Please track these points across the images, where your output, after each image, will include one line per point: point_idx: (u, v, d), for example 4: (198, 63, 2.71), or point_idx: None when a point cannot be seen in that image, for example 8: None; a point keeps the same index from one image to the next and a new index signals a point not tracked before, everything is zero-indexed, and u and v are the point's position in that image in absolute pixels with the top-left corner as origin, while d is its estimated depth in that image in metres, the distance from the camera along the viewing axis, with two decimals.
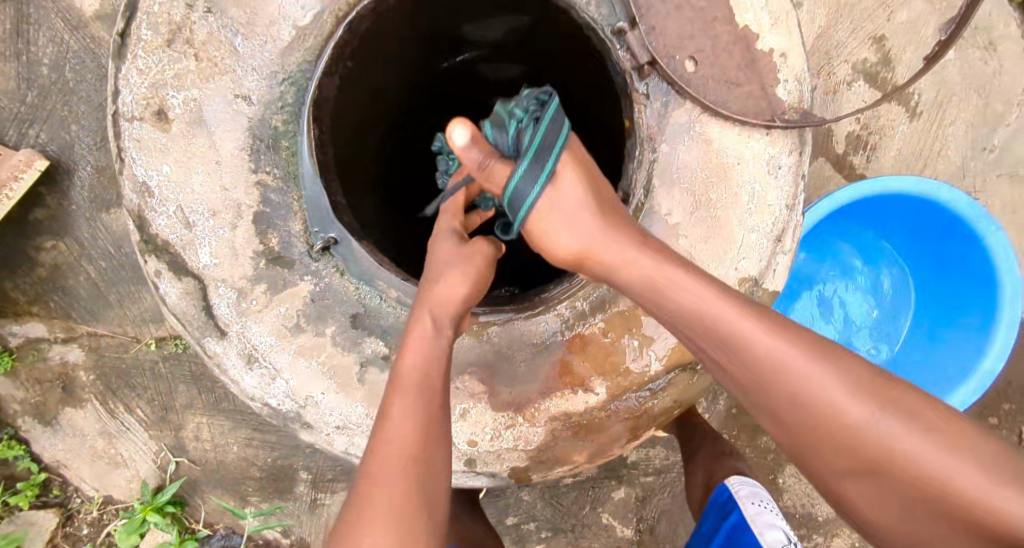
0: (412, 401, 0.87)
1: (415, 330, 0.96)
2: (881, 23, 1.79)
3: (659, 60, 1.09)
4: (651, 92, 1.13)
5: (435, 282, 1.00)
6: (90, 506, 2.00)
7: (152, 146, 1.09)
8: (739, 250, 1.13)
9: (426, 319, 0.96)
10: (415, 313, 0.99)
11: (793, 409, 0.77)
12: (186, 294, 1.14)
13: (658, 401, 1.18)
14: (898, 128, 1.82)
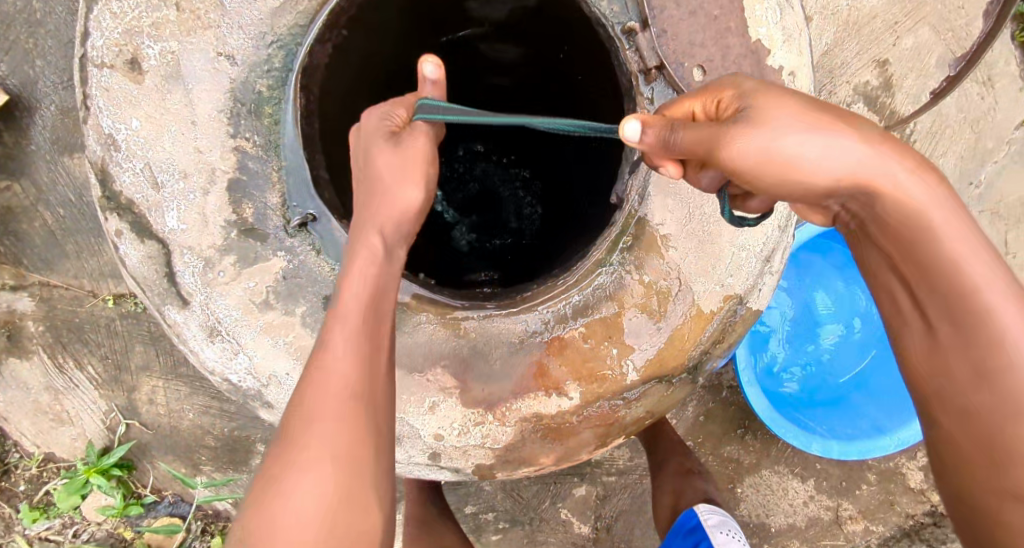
0: (353, 332, 0.80)
1: (360, 257, 0.87)
2: (886, 47, 1.79)
3: (667, 66, 1.05)
4: (655, 97, 1.08)
5: (383, 191, 0.92)
6: (30, 462, 1.89)
7: (121, 97, 1.01)
8: (727, 268, 1.12)
9: (374, 241, 0.89)
10: (363, 230, 0.90)
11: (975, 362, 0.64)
12: (148, 259, 1.07)
13: (632, 411, 1.17)
14: None
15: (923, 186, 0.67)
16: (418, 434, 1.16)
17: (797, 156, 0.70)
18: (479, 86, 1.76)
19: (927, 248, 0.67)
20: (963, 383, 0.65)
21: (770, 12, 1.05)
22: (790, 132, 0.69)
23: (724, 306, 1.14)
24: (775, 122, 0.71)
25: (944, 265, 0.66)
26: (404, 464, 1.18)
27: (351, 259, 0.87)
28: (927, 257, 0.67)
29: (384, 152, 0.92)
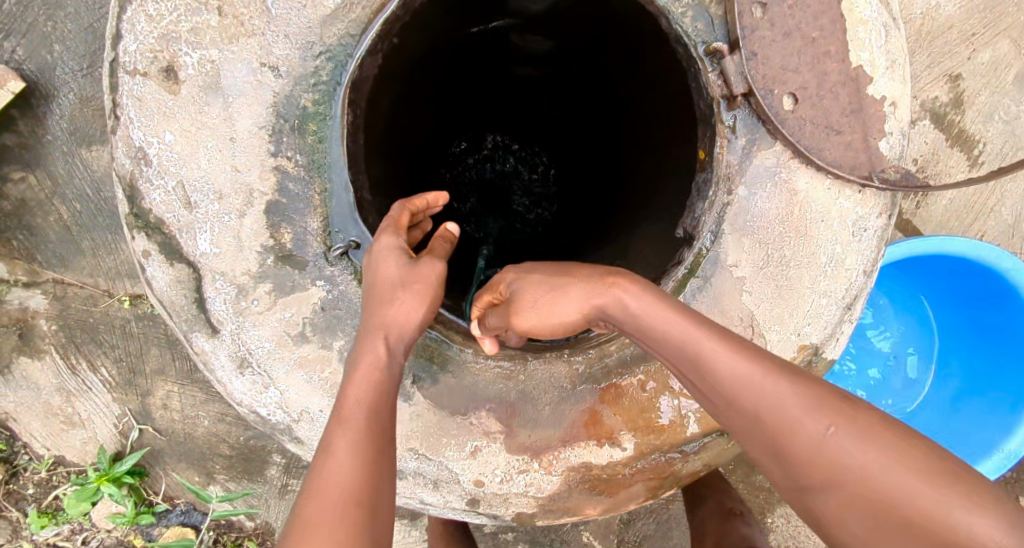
0: (357, 433, 0.69)
1: (363, 355, 0.82)
2: (960, 61, 1.67)
3: (756, 92, 0.93)
4: (737, 126, 0.98)
5: (386, 301, 0.88)
6: (39, 466, 1.82)
7: (154, 108, 0.93)
8: (805, 315, 1.01)
9: (379, 345, 0.83)
10: (364, 338, 0.85)
11: (739, 405, 0.68)
12: (177, 283, 0.99)
13: (688, 464, 1.08)
14: (955, 176, 1.72)
15: (626, 279, 0.81)
16: (456, 479, 1.07)
17: (552, 313, 0.86)
18: (506, 75, 1.63)
19: (652, 322, 0.76)
20: (750, 432, 0.68)
21: (874, 35, 0.94)
22: (548, 291, 0.86)
23: (800, 357, 1.02)
24: (533, 294, 0.87)
25: (663, 335, 0.75)
26: (439, 508, 1.08)
27: (354, 361, 0.82)
28: (657, 331, 0.76)
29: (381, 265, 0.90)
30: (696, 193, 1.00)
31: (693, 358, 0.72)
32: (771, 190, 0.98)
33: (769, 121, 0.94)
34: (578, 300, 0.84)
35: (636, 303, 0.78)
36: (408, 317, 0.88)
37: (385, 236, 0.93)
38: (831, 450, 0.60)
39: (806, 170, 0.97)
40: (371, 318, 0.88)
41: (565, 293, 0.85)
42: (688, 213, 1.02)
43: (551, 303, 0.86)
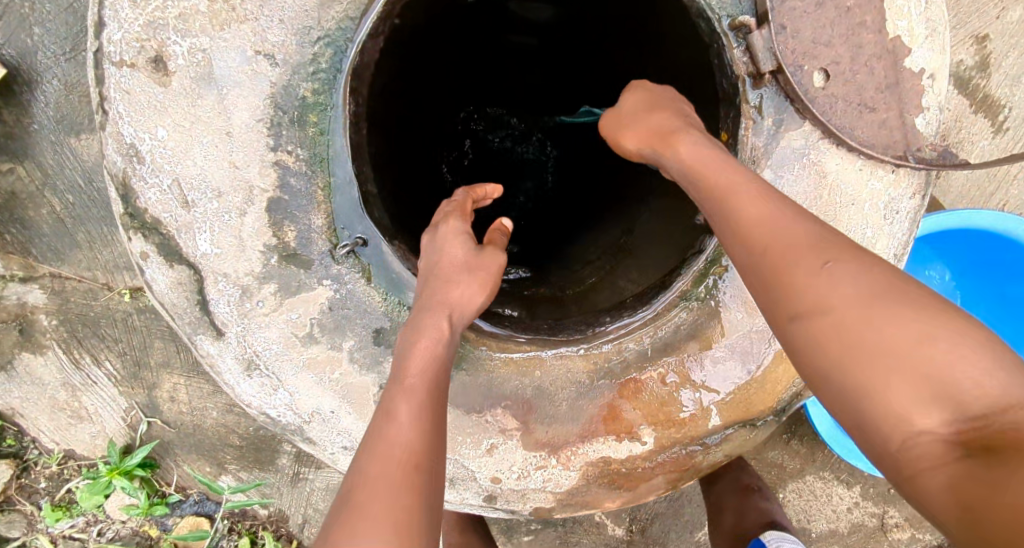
0: (424, 403, 0.70)
1: (426, 328, 0.81)
2: (988, 21, 1.59)
3: (785, 69, 0.86)
4: (764, 105, 0.92)
5: (451, 280, 0.88)
6: (49, 460, 1.81)
7: (144, 103, 0.87)
8: None
9: (444, 321, 0.82)
10: (426, 310, 0.84)
11: (744, 235, 0.66)
12: (178, 285, 0.96)
13: (710, 456, 1.05)
14: (978, 144, 1.66)
15: (681, 132, 0.84)
16: (473, 476, 1.05)
17: (620, 132, 0.99)
18: (497, 46, 1.54)
19: (688, 156, 0.79)
20: (749, 263, 0.66)
21: (913, 1, 0.88)
22: (632, 117, 0.97)
23: None
24: (626, 111, 0.99)
25: (695, 169, 0.77)
26: (455, 504, 1.07)
27: (416, 329, 0.82)
28: (691, 165, 0.78)
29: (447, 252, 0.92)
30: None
31: (717, 190, 0.72)
32: (799, 171, 0.92)
33: (797, 99, 0.88)
34: (638, 139, 0.93)
35: (683, 147, 0.80)
36: (467, 297, 0.88)
37: (451, 224, 0.97)
38: (826, 280, 0.56)
39: (837, 150, 0.91)
40: (430, 289, 0.87)
41: (637, 123, 0.94)
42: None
43: (624, 125, 0.98)
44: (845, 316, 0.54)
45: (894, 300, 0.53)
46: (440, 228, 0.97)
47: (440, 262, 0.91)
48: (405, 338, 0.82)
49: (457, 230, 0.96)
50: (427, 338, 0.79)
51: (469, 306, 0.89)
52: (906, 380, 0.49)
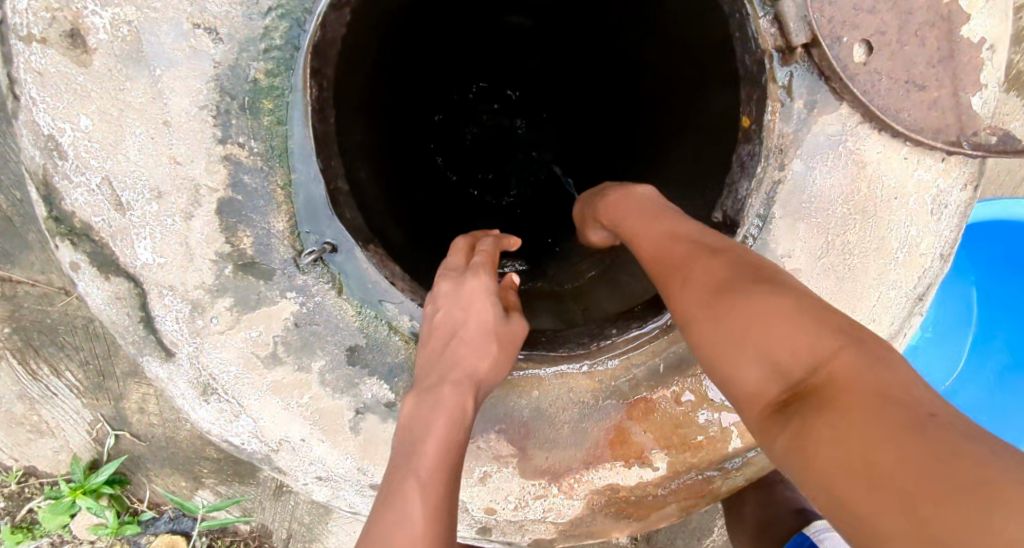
0: (438, 492, 0.57)
1: (445, 398, 0.70)
2: None
3: (821, 40, 0.74)
4: (795, 85, 0.78)
5: (472, 346, 0.77)
6: (8, 478, 1.68)
7: (62, 86, 0.73)
8: (871, 310, 0.84)
9: (465, 394, 0.72)
10: (444, 378, 0.73)
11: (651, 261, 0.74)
12: (116, 300, 0.82)
13: (729, 480, 0.94)
14: (1010, 125, 1.54)
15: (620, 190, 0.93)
16: (464, 507, 0.94)
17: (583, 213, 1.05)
18: (487, 23, 1.43)
19: (623, 209, 0.88)
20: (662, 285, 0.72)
21: None
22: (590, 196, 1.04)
23: None
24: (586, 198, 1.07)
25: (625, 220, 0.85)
26: None
27: (432, 398, 0.70)
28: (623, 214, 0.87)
29: (473, 321, 0.79)
30: (740, 169, 0.82)
31: (636, 230, 0.81)
32: (834, 161, 0.80)
33: (834, 76, 0.76)
34: (593, 211, 1.00)
35: (619, 202, 0.90)
36: (493, 377, 0.79)
37: (479, 281, 0.82)
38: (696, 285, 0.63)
39: (878, 135, 0.79)
40: (453, 367, 0.75)
41: (592, 199, 1.02)
42: (729, 193, 0.84)
43: (586, 206, 1.05)
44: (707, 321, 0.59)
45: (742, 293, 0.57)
46: (464, 286, 0.81)
47: (466, 332, 0.78)
48: (417, 406, 0.70)
49: (483, 291, 0.82)
50: (438, 409, 0.68)
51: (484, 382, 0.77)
52: (761, 368, 0.53)
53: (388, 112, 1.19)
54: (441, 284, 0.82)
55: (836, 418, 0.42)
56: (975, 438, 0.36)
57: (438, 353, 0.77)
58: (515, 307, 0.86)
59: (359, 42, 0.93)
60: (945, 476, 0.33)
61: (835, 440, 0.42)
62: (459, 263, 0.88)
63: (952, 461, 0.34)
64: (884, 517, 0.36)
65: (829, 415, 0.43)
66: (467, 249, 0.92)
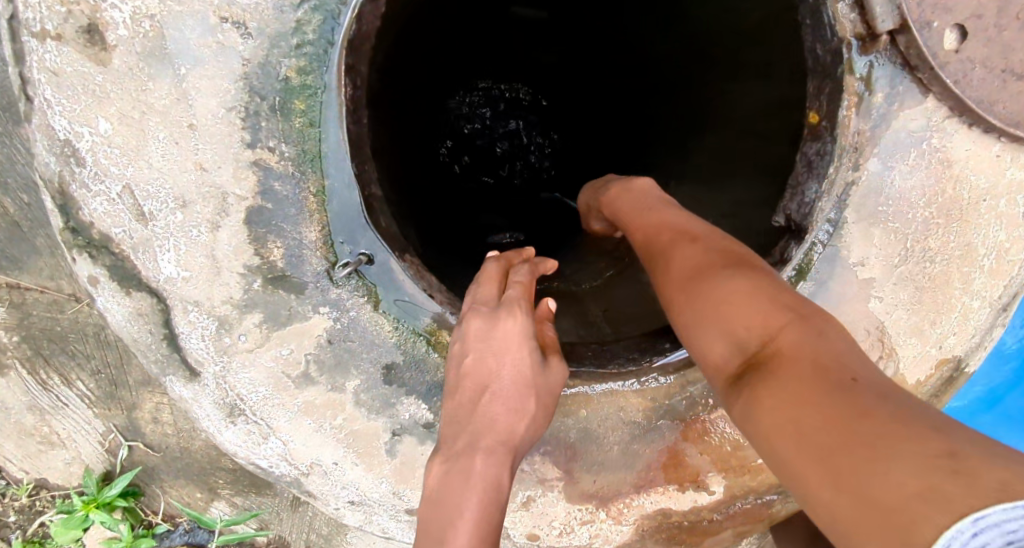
0: None
1: (474, 465, 0.62)
2: None
3: (912, 24, 0.68)
4: (875, 77, 0.72)
5: (507, 402, 0.68)
6: (19, 491, 1.63)
7: (79, 87, 0.67)
8: (952, 323, 0.79)
9: (497, 461, 0.63)
10: (474, 441, 0.65)
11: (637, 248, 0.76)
12: (138, 316, 0.76)
13: (789, 504, 0.89)
14: None
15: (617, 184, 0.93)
16: (507, 534, 0.88)
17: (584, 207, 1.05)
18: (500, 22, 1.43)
19: (616, 200, 0.88)
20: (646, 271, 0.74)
21: None
22: (590, 190, 1.04)
23: (935, 373, 0.81)
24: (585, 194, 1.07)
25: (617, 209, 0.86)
26: None
27: (460, 465, 0.62)
28: (616, 205, 0.87)
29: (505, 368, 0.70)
30: (807, 169, 0.74)
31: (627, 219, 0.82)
32: (916, 160, 0.74)
33: (921, 66, 0.70)
34: (592, 204, 1.00)
35: (614, 194, 0.90)
36: (530, 435, 0.70)
37: (516, 321, 0.72)
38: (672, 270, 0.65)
39: (967, 131, 0.73)
40: (487, 428, 0.66)
41: (591, 194, 1.02)
42: (793, 195, 0.76)
43: (587, 200, 1.03)
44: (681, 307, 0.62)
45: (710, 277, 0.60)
46: (498, 329, 0.72)
47: (501, 385, 0.69)
48: (445, 476, 0.62)
49: (520, 335, 0.72)
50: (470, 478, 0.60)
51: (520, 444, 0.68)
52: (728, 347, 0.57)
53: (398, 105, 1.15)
54: (472, 323, 0.73)
55: (780, 388, 0.46)
56: (890, 399, 0.40)
57: (469, 412, 0.69)
58: (553, 348, 0.76)
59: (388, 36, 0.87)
60: (856, 434, 0.38)
61: (779, 408, 0.46)
62: (491, 297, 0.77)
63: (864, 421, 0.38)
64: (812, 474, 0.41)
65: (775, 385, 0.47)
66: (500, 278, 0.81)
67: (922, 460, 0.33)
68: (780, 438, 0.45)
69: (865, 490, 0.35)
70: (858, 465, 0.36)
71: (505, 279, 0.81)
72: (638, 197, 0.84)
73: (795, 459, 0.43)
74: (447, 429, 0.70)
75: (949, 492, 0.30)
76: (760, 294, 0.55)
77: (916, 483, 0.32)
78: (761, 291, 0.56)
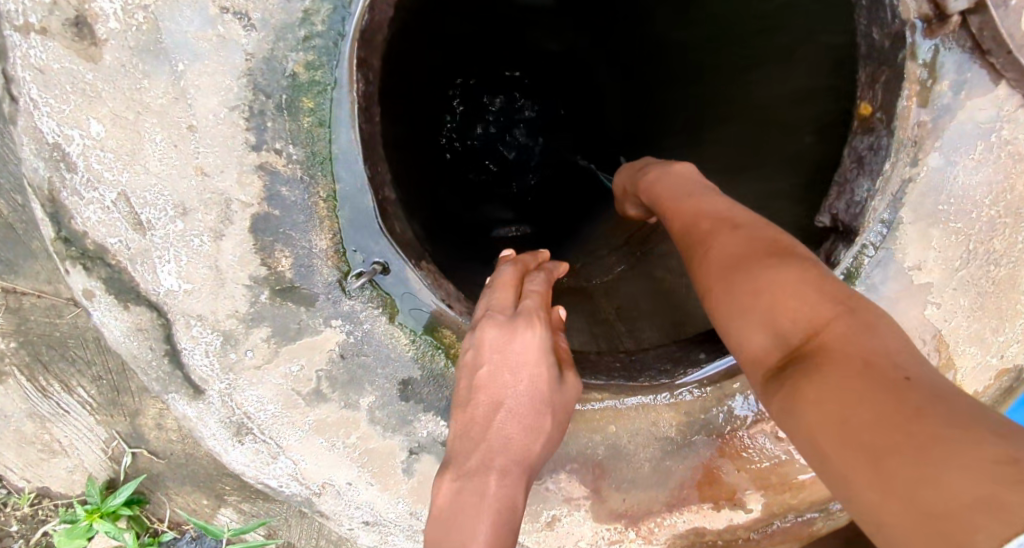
0: None
1: (489, 489, 0.56)
2: None
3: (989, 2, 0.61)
4: (941, 64, 0.66)
5: (522, 417, 0.62)
6: (21, 501, 1.60)
7: (68, 86, 0.62)
8: (1016, 329, 0.73)
9: (513, 483, 0.58)
10: (488, 458, 0.59)
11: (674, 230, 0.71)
12: (137, 332, 0.71)
13: (831, 521, 0.84)
14: None
15: (656, 165, 0.87)
16: None
17: (619, 187, 1.00)
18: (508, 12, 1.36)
19: (655, 179, 0.82)
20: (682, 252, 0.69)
21: None
22: (629, 170, 0.98)
23: (994, 383, 0.76)
24: (620, 174, 1.01)
25: (654, 190, 0.81)
26: None
27: (474, 487, 0.57)
28: (653, 185, 0.82)
29: (521, 385, 0.63)
30: (857, 164, 0.70)
31: (663, 201, 0.77)
32: (983, 154, 0.68)
33: (996, 49, 0.64)
34: (631, 182, 0.94)
35: (652, 174, 0.85)
36: (544, 453, 0.64)
37: (534, 335, 0.65)
38: (710, 251, 0.61)
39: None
40: (501, 448, 0.60)
41: (627, 175, 0.96)
42: (841, 193, 0.72)
43: (626, 180, 0.96)
44: (717, 295, 0.57)
45: (751, 264, 0.55)
46: (516, 340, 0.64)
47: (517, 400, 0.62)
48: (457, 497, 0.57)
49: (538, 349, 0.65)
50: (483, 508, 0.54)
51: (533, 462, 0.62)
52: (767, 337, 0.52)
53: (408, 96, 1.10)
54: (486, 333, 0.64)
55: (823, 380, 0.42)
56: (952, 401, 0.35)
57: (482, 428, 0.62)
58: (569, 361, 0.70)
59: (399, 25, 0.80)
60: (910, 433, 0.33)
61: (819, 399, 0.42)
62: (506, 304, 0.68)
63: (919, 419, 0.34)
64: (852, 472, 0.37)
65: (818, 377, 0.43)
66: (517, 283, 0.72)
67: (984, 465, 0.29)
68: (819, 432, 0.41)
69: (915, 494, 0.31)
70: (908, 466, 0.32)
71: (522, 285, 0.72)
72: (679, 178, 0.78)
73: (836, 456, 0.39)
74: (456, 444, 0.63)
75: (1016, 505, 0.26)
76: (808, 281, 0.50)
77: (976, 491, 0.28)
78: (810, 279, 0.51)
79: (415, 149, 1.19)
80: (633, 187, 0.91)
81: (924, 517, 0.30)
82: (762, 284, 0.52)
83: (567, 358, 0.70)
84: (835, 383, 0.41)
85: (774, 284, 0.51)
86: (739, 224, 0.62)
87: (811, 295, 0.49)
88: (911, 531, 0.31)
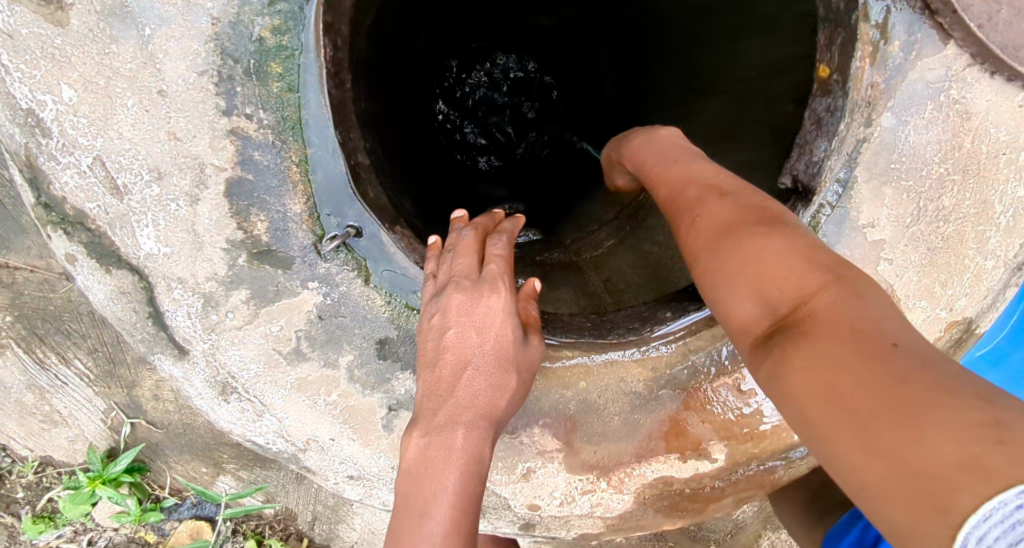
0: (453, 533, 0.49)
1: (455, 440, 0.58)
2: None
3: None
4: (892, 24, 0.69)
5: (489, 373, 0.64)
6: (25, 468, 1.65)
7: (39, 51, 0.63)
8: (964, 284, 0.76)
9: (479, 432, 0.60)
10: (455, 412, 0.61)
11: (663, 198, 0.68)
12: (121, 294, 0.73)
13: (792, 470, 0.88)
14: None
15: (643, 135, 0.86)
16: (507, 505, 0.87)
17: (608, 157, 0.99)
18: None
19: (644, 148, 0.82)
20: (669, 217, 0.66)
21: None
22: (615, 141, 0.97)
23: (945, 335, 0.79)
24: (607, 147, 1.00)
25: (642, 159, 0.80)
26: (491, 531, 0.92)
27: (441, 438, 0.59)
28: (640, 154, 0.82)
29: (487, 348, 0.65)
30: (815, 126, 0.71)
31: (652, 167, 0.76)
32: (932, 114, 0.70)
33: (942, 9, 0.68)
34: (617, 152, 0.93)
35: (639, 143, 0.84)
36: (510, 407, 0.67)
37: (496, 298, 0.68)
38: (697, 217, 0.58)
39: (989, 81, 0.71)
40: (469, 404, 0.61)
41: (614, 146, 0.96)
42: (800, 155, 0.73)
43: (614, 149, 0.95)
44: (702, 260, 0.55)
45: (738, 231, 0.52)
46: (482, 302, 0.67)
47: (483, 358, 0.64)
48: (425, 448, 0.59)
49: (503, 312, 0.68)
50: (450, 461, 0.56)
51: (500, 414, 0.64)
52: (751, 302, 0.50)
53: (392, 72, 1.12)
54: (452, 299, 0.67)
55: (811, 348, 0.40)
56: (938, 367, 0.34)
57: (449, 385, 0.63)
58: (534, 325, 0.73)
59: None
60: (898, 400, 0.33)
61: (804, 368, 0.40)
62: (470, 269, 0.71)
63: (909, 386, 0.33)
64: (838, 439, 0.36)
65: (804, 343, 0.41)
66: (478, 247, 0.75)
67: (968, 428, 0.29)
68: (803, 399, 0.40)
69: (904, 458, 0.31)
70: (895, 433, 0.32)
71: (483, 249, 0.75)
72: (667, 148, 0.78)
73: (823, 424, 0.38)
74: (422, 402, 0.64)
75: (1000, 467, 0.27)
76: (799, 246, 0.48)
77: (958, 452, 0.29)
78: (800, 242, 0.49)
79: (405, 127, 1.22)
80: (619, 158, 0.91)
81: (908, 478, 0.31)
82: (750, 250, 0.50)
83: (533, 321, 0.73)
84: (824, 350, 0.39)
85: (761, 250, 0.49)
86: (727, 190, 0.59)
87: (800, 261, 0.46)
88: (897, 494, 0.31)
